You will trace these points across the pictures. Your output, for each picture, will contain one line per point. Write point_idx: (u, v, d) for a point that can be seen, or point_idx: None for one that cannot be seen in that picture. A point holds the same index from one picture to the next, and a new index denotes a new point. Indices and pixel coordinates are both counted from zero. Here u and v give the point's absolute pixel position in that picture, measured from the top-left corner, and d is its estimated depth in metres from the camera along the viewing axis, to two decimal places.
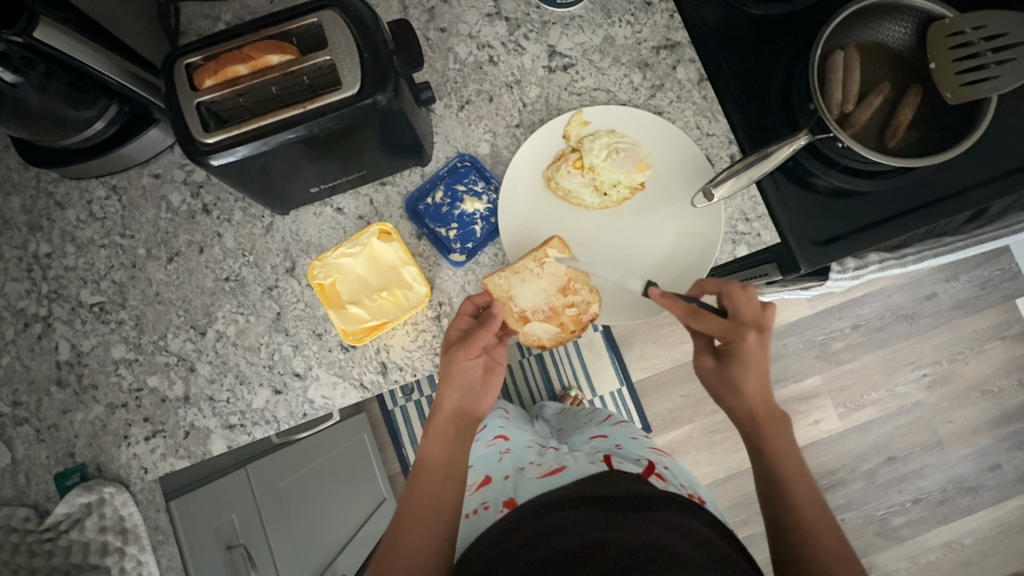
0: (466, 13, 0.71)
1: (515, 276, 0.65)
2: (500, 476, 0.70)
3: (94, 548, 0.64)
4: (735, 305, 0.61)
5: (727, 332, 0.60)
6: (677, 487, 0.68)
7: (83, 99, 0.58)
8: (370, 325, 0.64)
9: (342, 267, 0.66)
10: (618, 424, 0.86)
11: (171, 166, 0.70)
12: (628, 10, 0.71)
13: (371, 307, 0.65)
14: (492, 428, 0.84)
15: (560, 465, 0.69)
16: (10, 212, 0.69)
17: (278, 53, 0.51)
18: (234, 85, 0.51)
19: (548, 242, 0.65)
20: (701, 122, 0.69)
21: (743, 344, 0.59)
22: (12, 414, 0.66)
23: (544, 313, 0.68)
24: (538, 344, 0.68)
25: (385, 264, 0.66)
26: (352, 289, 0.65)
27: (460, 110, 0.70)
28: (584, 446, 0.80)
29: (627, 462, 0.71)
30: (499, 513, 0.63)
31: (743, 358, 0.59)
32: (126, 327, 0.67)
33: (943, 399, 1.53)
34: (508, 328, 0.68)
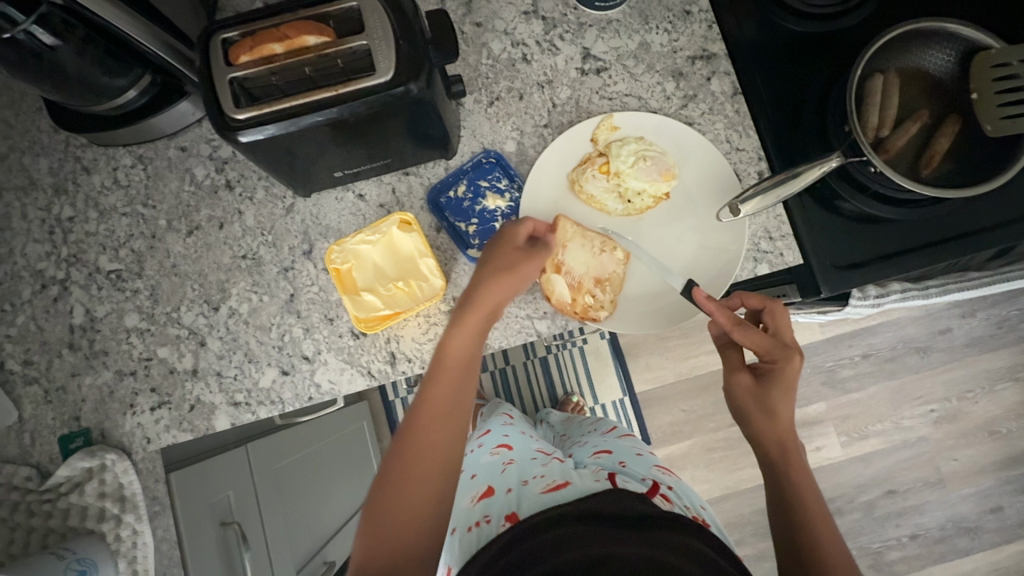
0: (504, 9, 0.71)
1: (578, 239, 0.66)
2: (504, 488, 0.69)
3: (91, 513, 0.63)
4: (784, 331, 0.61)
5: (776, 351, 0.60)
6: (683, 508, 0.66)
7: (118, 66, 0.58)
8: (383, 314, 0.64)
9: (360, 254, 0.65)
10: (623, 437, 0.85)
11: (198, 140, 0.70)
12: (666, 17, 0.71)
13: (385, 296, 0.64)
14: (496, 438, 0.85)
15: (564, 480, 0.66)
16: (37, 173, 0.70)
17: (314, 33, 0.51)
18: (269, 64, 0.51)
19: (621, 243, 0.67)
20: (732, 136, 0.68)
21: (789, 367, 0.60)
22: (22, 373, 0.66)
23: (572, 281, 0.64)
24: (547, 293, 0.63)
25: (403, 255, 0.66)
26: (368, 278, 0.65)
27: (489, 106, 0.70)
28: (590, 460, 0.79)
29: (632, 481, 0.69)
30: (502, 526, 0.62)
31: (786, 381, 0.60)
32: (141, 296, 0.67)
33: (950, 436, 1.50)
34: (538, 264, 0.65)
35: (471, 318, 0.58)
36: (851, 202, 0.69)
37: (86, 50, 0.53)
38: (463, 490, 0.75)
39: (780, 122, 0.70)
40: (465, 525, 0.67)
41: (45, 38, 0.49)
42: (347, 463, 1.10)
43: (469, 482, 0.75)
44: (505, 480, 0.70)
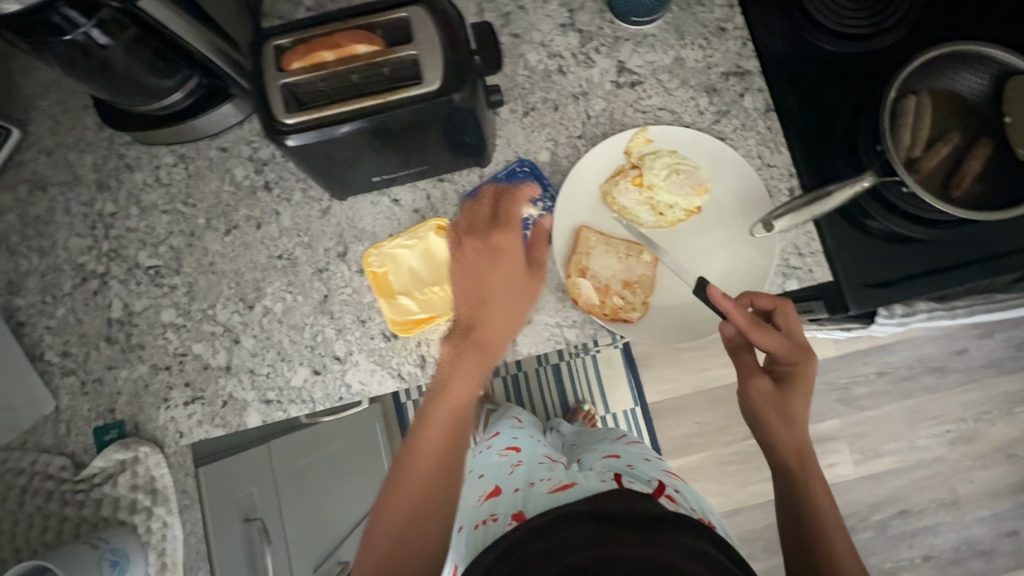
0: (541, 21, 0.73)
1: (603, 243, 0.66)
2: (511, 487, 0.69)
3: (124, 504, 0.65)
4: (799, 331, 0.62)
5: (795, 353, 0.61)
6: (689, 510, 0.68)
7: (164, 66, 0.60)
8: (418, 318, 0.66)
9: (397, 258, 0.68)
10: (632, 444, 0.85)
11: (239, 141, 0.72)
12: (701, 34, 0.72)
13: (421, 300, 0.67)
14: (505, 441, 0.86)
15: (572, 482, 0.67)
16: (82, 169, 0.71)
17: (365, 43, 0.52)
18: (320, 70, 0.53)
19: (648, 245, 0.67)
20: (763, 152, 0.69)
21: (807, 368, 0.61)
22: (60, 364, 0.68)
23: (599, 284, 0.65)
24: (573, 297, 0.64)
25: (439, 260, 0.68)
26: (404, 281, 0.67)
27: (525, 116, 0.71)
28: (598, 463, 0.79)
29: (637, 481, 0.70)
30: (508, 524, 0.61)
31: (802, 381, 0.62)
32: (178, 292, 0.69)
33: (965, 458, 1.49)
34: (562, 268, 0.65)
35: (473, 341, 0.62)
36: (876, 220, 0.69)
37: (134, 48, 0.55)
38: (470, 489, 0.75)
39: (813, 138, 0.70)
40: (470, 523, 0.67)
41: (93, 32, 0.50)
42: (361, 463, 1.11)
43: (476, 482, 0.75)
44: (512, 480, 0.70)
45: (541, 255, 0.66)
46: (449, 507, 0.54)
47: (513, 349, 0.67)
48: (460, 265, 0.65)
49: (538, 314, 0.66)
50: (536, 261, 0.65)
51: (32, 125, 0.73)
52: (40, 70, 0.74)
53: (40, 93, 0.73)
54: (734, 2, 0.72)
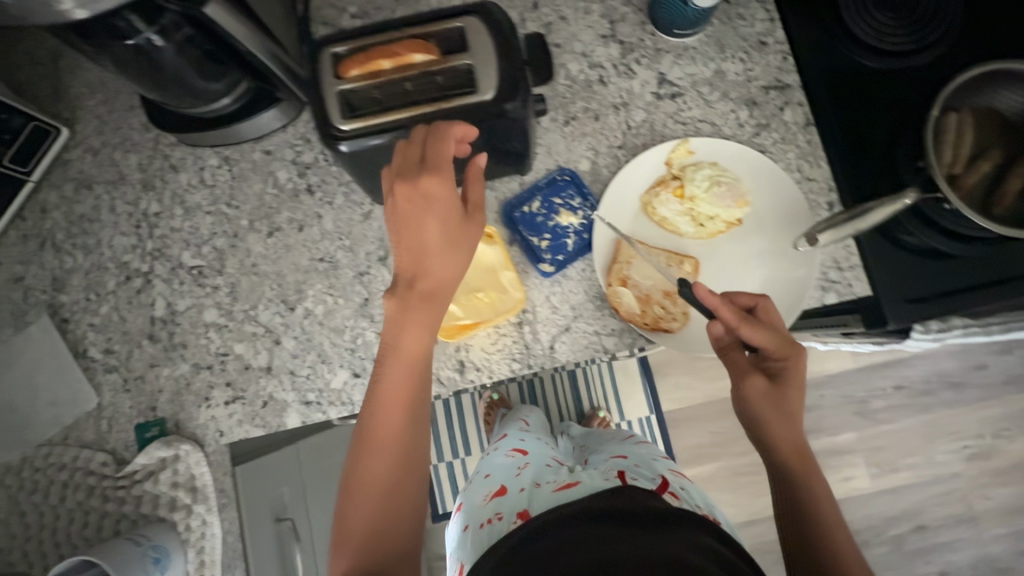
0: (582, 32, 0.73)
1: (644, 252, 0.67)
2: (516, 488, 0.71)
3: (163, 501, 0.65)
4: (783, 326, 0.61)
5: (785, 348, 0.60)
6: (692, 506, 0.69)
7: (214, 69, 0.61)
8: (462, 323, 0.65)
9: None
10: (639, 444, 0.86)
11: (282, 145, 0.72)
12: (741, 47, 0.72)
13: (465, 305, 0.66)
14: (513, 442, 0.88)
15: (575, 479, 0.70)
16: (127, 169, 0.72)
17: (423, 53, 0.53)
18: (378, 78, 0.54)
19: (689, 255, 0.67)
20: (803, 166, 0.69)
21: (797, 361, 0.60)
22: (103, 360, 0.69)
23: (640, 293, 0.65)
24: (615, 307, 0.65)
25: (483, 265, 0.67)
26: None
27: (565, 125, 0.71)
28: (603, 462, 0.80)
29: (641, 478, 0.72)
30: (513, 523, 0.64)
31: (794, 376, 0.61)
32: (220, 293, 0.69)
33: (983, 474, 1.48)
34: (603, 276, 0.66)
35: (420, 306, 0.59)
36: (913, 234, 0.69)
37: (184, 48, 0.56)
38: (477, 488, 0.77)
39: (852, 153, 0.70)
40: (478, 522, 0.70)
41: (155, 39, 0.53)
42: None
43: (483, 481, 0.77)
44: (518, 480, 0.73)
45: (474, 194, 0.60)
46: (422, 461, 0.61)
47: (552, 356, 0.67)
48: (392, 213, 0.58)
49: (576, 322, 0.67)
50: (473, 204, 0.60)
51: (79, 124, 0.74)
52: (88, 69, 0.75)
53: (87, 92, 0.74)
54: (775, 16, 0.73)
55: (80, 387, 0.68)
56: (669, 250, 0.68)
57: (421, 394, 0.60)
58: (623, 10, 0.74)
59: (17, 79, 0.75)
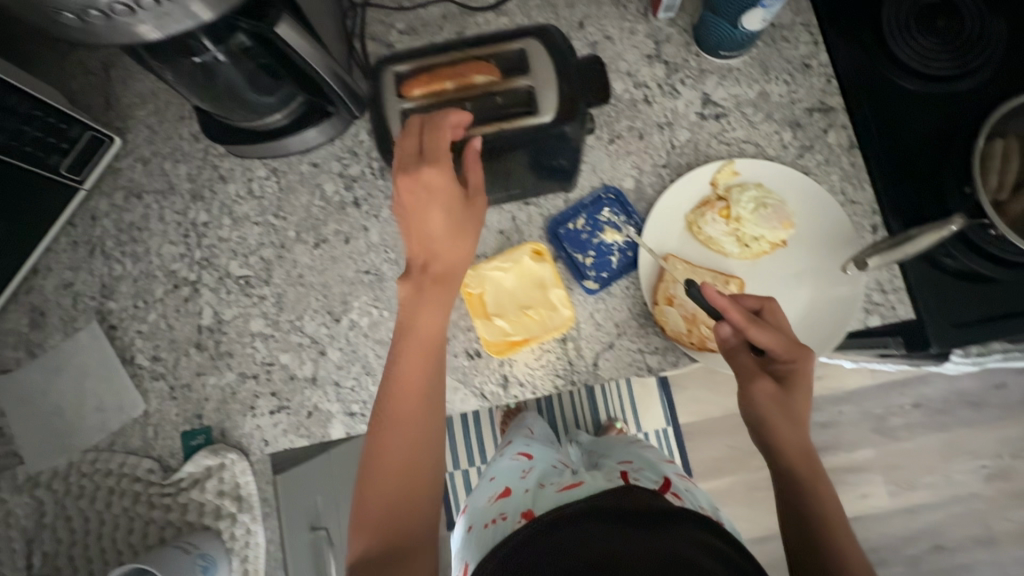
0: (627, 52, 0.74)
1: (691, 272, 0.67)
2: (521, 489, 0.72)
3: (209, 509, 0.66)
4: (789, 328, 0.62)
5: (793, 350, 0.61)
6: (694, 506, 0.70)
7: (268, 82, 0.62)
8: (512, 339, 0.66)
9: (491, 279, 0.67)
10: (643, 449, 0.88)
11: (329, 157, 0.73)
12: (786, 69, 0.73)
13: (515, 322, 0.66)
14: (518, 446, 0.89)
15: (578, 480, 0.71)
16: (176, 178, 0.73)
17: (484, 74, 0.55)
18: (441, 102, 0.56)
19: (734, 274, 0.68)
20: (847, 188, 0.70)
21: (805, 362, 0.61)
22: (150, 368, 0.69)
23: (687, 311, 0.66)
24: (661, 325, 0.65)
25: (535, 282, 0.67)
26: (498, 301, 0.67)
27: (610, 143, 0.72)
28: (609, 466, 0.81)
29: (645, 480, 0.74)
30: (517, 522, 0.64)
31: (801, 377, 0.61)
32: (267, 303, 0.70)
33: (1002, 495, 1.46)
34: (648, 294, 0.67)
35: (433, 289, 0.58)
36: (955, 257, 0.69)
37: (243, 61, 0.57)
38: (482, 491, 0.77)
39: (895, 176, 0.71)
40: (482, 522, 0.70)
41: (219, 55, 0.54)
42: None
43: (488, 484, 0.78)
44: (523, 481, 0.73)
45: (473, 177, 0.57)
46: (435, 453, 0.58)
47: (595, 373, 0.67)
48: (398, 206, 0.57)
49: (620, 339, 0.67)
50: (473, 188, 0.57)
51: (130, 133, 0.74)
52: (139, 80, 0.76)
53: (138, 103, 0.75)
54: (819, 39, 0.74)
55: (127, 394, 0.69)
56: (713, 269, 0.69)
57: (432, 384, 0.57)
58: (667, 31, 0.75)
59: (70, 88, 0.76)
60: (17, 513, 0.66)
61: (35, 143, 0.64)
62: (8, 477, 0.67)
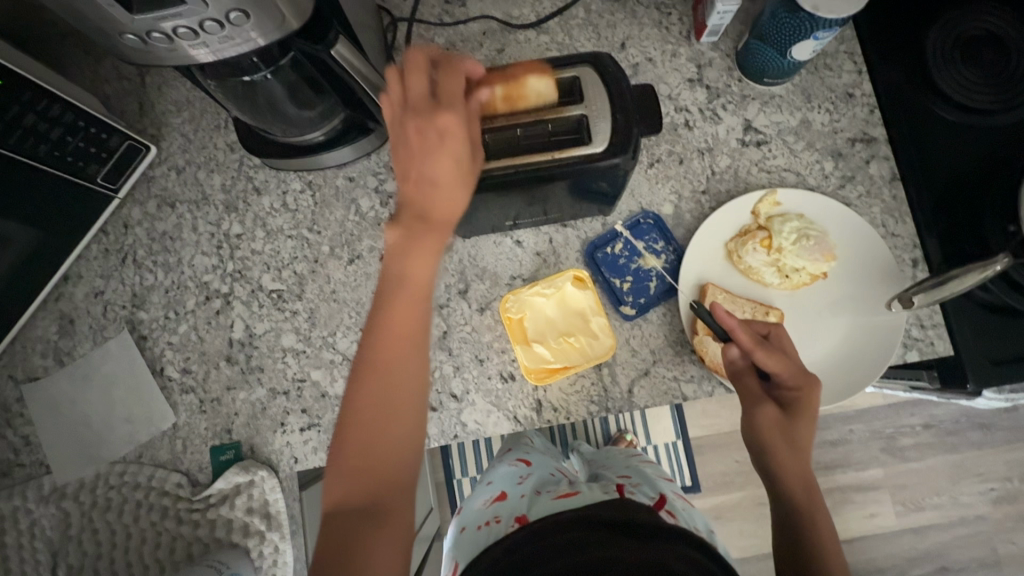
0: (669, 75, 0.74)
1: (730, 302, 0.67)
2: (517, 494, 0.70)
3: (237, 526, 0.65)
4: (796, 354, 0.61)
5: (800, 377, 0.59)
6: (688, 524, 0.67)
7: (311, 97, 0.61)
8: (552, 367, 0.66)
9: (534, 305, 0.68)
10: (645, 462, 0.87)
11: (365, 172, 0.73)
12: (828, 97, 0.72)
13: (555, 349, 0.67)
14: (516, 453, 0.87)
15: (575, 490, 0.69)
16: (210, 189, 0.73)
17: (537, 79, 0.53)
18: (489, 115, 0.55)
19: (773, 305, 0.67)
20: (888, 221, 0.69)
21: (811, 395, 0.59)
22: (180, 380, 0.69)
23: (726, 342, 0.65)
24: (700, 354, 0.64)
25: (574, 310, 0.68)
26: (538, 328, 0.67)
27: (649, 167, 0.72)
28: (608, 479, 0.80)
29: (641, 493, 0.71)
30: (510, 527, 0.62)
31: (807, 411, 0.59)
32: (299, 318, 0.70)
33: (1009, 518, 1.44)
34: (688, 324, 0.66)
35: (427, 239, 0.51)
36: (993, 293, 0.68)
37: (291, 76, 0.56)
38: (478, 494, 0.75)
39: (939, 211, 0.70)
40: (474, 524, 0.68)
41: (268, 75, 0.54)
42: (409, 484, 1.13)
43: (485, 488, 0.76)
44: (519, 487, 0.71)
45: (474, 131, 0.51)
46: (420, 407, 0.52)
47: (630, 401, 0.67)
48: (396, 140, 0.52)
49: (655, 366, 0.67)
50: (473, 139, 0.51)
51: (165, 141, 0.74)
52: (175, 88, 0.75)
53: (174, 111, 0.74)
54: (862, 68, 0.73)
55: (157, 406, 0.68)
56: (752, 299, 0.68)
57: (421, 339, 0.52)
58: (710, 55, 0.74)
59: (106, 93, 0.75)
60: (42, 523, 0.66)
61: (75, 152, 0.64)
62: (34, 487, 0.66)
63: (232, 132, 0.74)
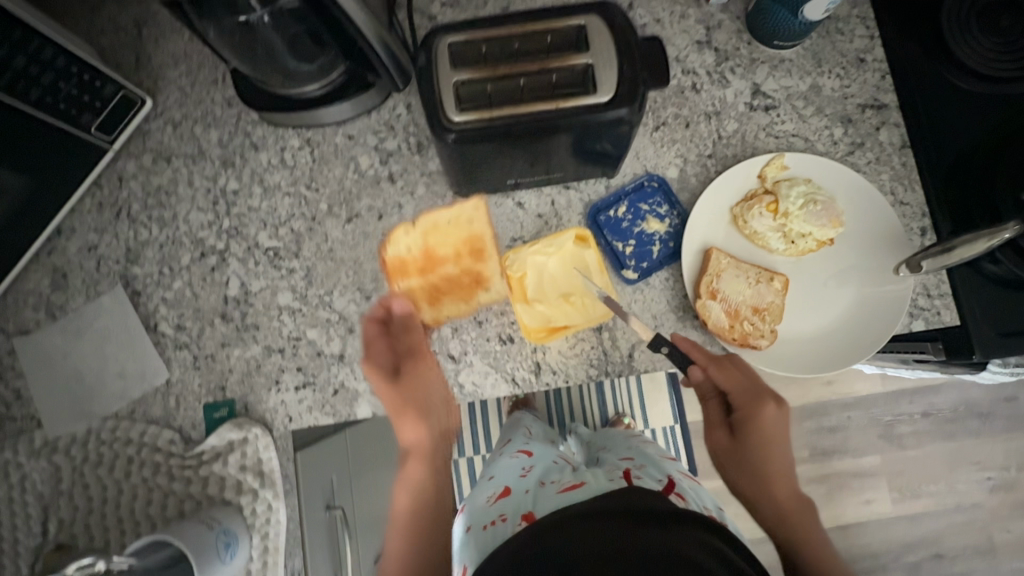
0: (677, 36, 0.72)
1: (734, 266, 0.65)
2: (521, 488, 0.67)
3: (230, 483, 0.65)
4: (749, 370, 0.64)
5: (751, 393, 0.64)
6: (699, 507, 0.67)
7: (312, 50, 0.59)
8: (552, 326, 0.65)
9: (535, 263, 0.66)
10: (645, 443, 0.86)
11: (365, 130, 0.71)
12: (839, 63, 0.71)
13: (555, 308, 0.65)
14: (517, 444, 0.85)
15: (579, 481, 0.67)
16: (207, 144, 0.71)
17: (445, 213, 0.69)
18: (406, 276, 0.68)
19: (778, 271, 0.65)
20: (897, 189, 0.69)
21: (765, 415, 0.64)
22: (173, 337, 0.68)
23: (729, 307, 0.64)
24: (703, 320, 0.63)
25: (577, 269, 0.66)
26: (539, 287, 0.66)
27: (654, 130, 0.70)
28: (611, 463, 0.78)
29: (648, 479, 0.70)
30: (517, 525, 0.60)
31: (762, 427, 0.64)
32: (296, 276, 0.68)
33: (1005, 506, 1.42)
34: (690, 289, 0.65)
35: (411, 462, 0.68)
36: (1001, 264, 0.67)
37: (291, 27, 0.54)
38: (480, 491, 0.73)
39: (951, 180, 0.68)
40: (478, 524, 0.65)
41: (265, 17, 0.52)
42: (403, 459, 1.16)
43: (487, 483, 0.73)
44: (522, 481, 0.69)
45: (420, 342, 0.66)
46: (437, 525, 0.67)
47: (630, 365, 0.66)
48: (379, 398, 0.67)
49: (657, 331, 0.66)
50: (415, 350, 0.66)
51: (161, 95, 0.72)
52: (172, 41, 0.73)
53: (171, 64, 0.73)
54: (875, 33, 0.72)
55: (150, 363, 0.67)
56: (756, 265, 0.67)
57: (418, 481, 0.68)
58: (719, 17, 0.72)
59: (102, 46, 0.74)
60: (34, 477, 0.65)
61: (69, 101, 0.62)
62: (25, 440, 0.66)
63: (229, 86, 0.72)
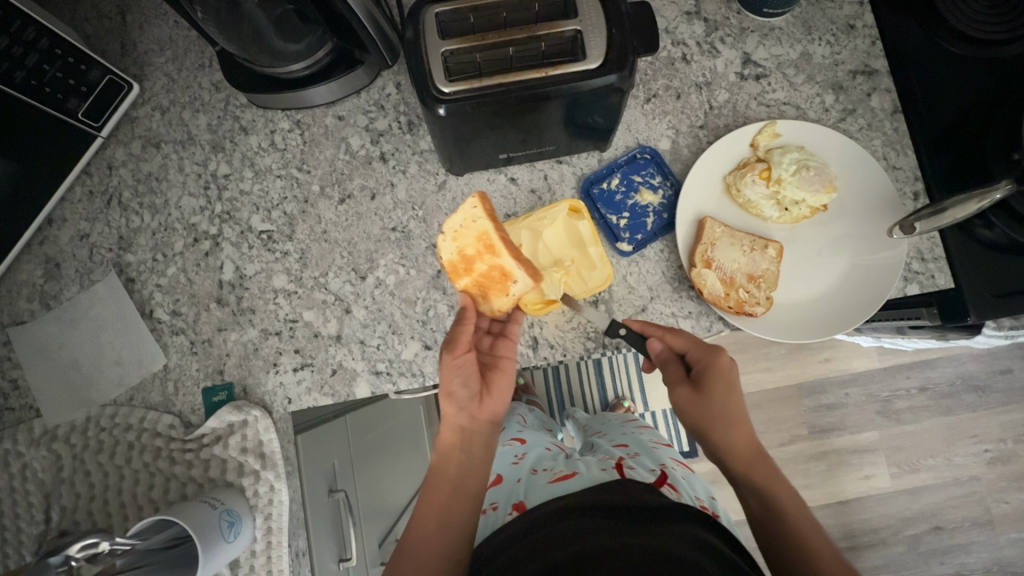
0: (666, 7, 0.71)
1: (728, 235, 0.65)
2: (514, 477, 0.69)
3: (231, 466, 0.66)
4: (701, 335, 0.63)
5: (704, 349, 0.61)
6: (690, 498, 0.67)
7: (298, 27, 0.59)
8: (547, 298, 0.65)
9: (533, 235, 0.66)
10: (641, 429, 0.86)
11: (355, 111, 0.70)
12: (830, 29, 0.71)
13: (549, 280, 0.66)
14: (511, 431, 0.82)
15: (572, 471, 0.67)
16: (196, 129, 0.70)
17: (456, 214, 0.62)
18: (458, 278, 0.64)
19: (772, 239, 0.66)
20: (889, 154, 0.69)
21: (721, 365, 0.60)
22: (170, 323, 0.68)
23: (724, 274, 0.63)
24: (699, 289, 0.63)
25: (573, 240, 0.66)
26: (537, 259, 0.66)
27: (646, 102, 0.70)
28: (605, 450, 0.78)
29: (640, 469, 0.69)
30: (508, 514, 0.63)
31: (724, 380, 0.60)
32: (290, 259, 0.68)
33: (1001, 478, 1.42)
34: (685, 259, 0.65)
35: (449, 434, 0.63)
36: (996, 229, 0.66)
37: None
38: None
39: (944, 145, 0.68)
40: None
41: None
42: (406, 446, 1.16)
43: None
44: (516, 469, 0.70)
45: (459, 335, 0.61)
46: (472, 494, 0.61)
47: None
48: (444, 381, 0.62)
49: (653, 304, 0.66)
50: (452, 343, 0.61)
51: (147, 81, 0.71)
52: (157, 25, 0.72)
53: (157, 49, 0.72)
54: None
55: (147, 349, 0.67)
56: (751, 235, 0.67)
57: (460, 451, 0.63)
58: None
59: (86, 34, 0.73)
60: (34, 466, 0.66)
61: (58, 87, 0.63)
62: (25, 430, 0.66)
63: (216, 70, 0.71)
